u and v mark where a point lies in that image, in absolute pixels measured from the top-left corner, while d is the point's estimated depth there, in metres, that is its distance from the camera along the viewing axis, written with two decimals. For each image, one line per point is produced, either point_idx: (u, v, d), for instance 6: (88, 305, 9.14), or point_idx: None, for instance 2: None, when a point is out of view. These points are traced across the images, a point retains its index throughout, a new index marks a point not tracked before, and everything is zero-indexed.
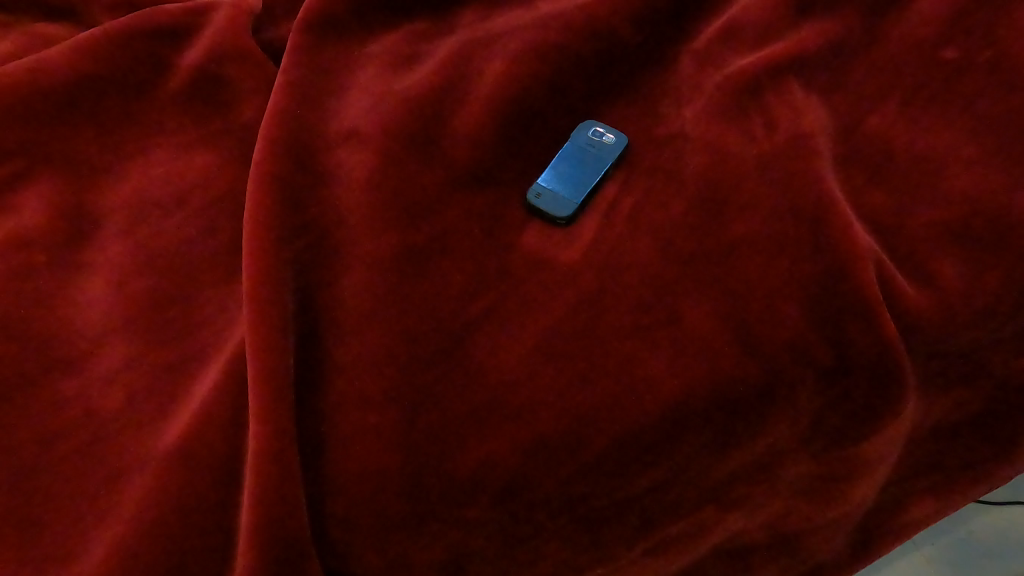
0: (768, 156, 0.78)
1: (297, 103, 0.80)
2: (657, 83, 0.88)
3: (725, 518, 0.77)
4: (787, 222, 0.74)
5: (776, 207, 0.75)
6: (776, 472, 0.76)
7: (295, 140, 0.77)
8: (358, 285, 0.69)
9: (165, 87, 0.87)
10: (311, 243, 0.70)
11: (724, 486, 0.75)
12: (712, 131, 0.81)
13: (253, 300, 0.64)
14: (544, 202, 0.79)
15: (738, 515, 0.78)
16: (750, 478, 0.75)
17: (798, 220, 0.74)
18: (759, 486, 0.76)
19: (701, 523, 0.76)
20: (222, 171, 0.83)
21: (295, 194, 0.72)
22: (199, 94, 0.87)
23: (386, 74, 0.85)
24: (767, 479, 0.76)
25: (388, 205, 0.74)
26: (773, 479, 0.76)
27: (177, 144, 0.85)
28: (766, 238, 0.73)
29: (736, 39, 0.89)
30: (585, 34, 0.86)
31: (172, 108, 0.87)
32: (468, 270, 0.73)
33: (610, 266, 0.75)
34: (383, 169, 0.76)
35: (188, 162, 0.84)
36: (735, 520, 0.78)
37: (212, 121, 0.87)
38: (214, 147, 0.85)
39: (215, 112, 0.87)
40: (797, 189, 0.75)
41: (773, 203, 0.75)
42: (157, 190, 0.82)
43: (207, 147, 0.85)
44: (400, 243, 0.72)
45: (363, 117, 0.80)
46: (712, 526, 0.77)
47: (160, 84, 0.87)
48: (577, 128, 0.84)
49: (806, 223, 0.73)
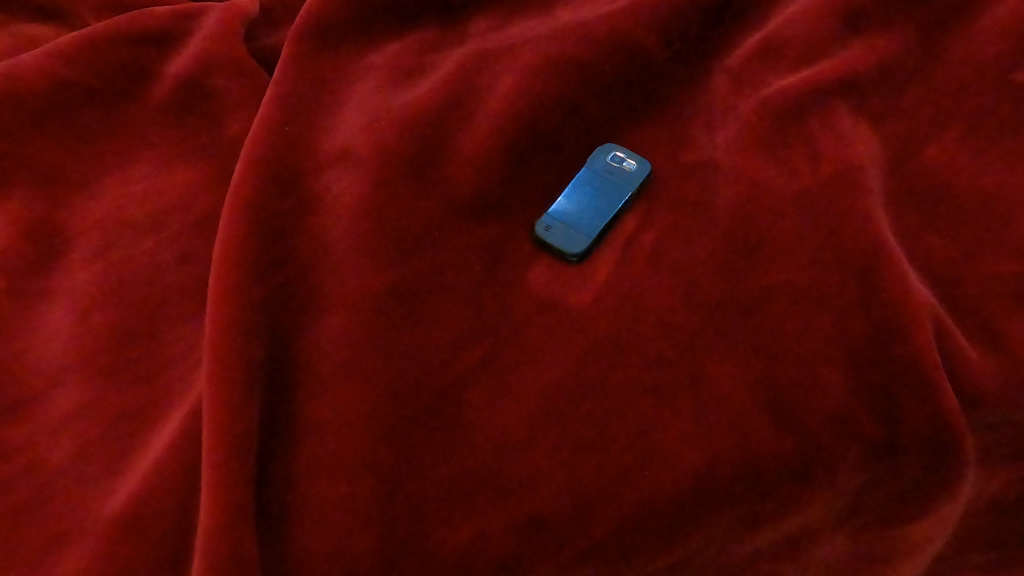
0: (809, 192, 0.69)
1: (286, 119, 0.73)
2: (686, 104, 0.80)
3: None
4: (829, 270, 0.65)
5: (818, 252, 0.66)
6: (806, 550, 0.66)
7: (280, 160, 0.70)
8: (339, 330, 0.62)
9: (149, 97, 0.80)
10: (289, 280, 0.63)
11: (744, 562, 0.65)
12: (746, 162, 0.73)
13: (218, 348, 0.57)
14: (556, 235, 0.70)
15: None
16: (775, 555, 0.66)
17: (843, 269, 0.65)
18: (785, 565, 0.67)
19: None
20: (206, 191, 0.76)
21: (274, 223, 0.65)
22: (185, 105, 0.80)
23: (387, 88, 0.78)
24: (794, 556, 0.66)
25: (379, 238, 0.67)
26: (801, 556, 0.67)
27: (159, 159, 0.78)
28: (806, 287, 0.64)
29: (778, 56, 0.80)
30: (608, 47, 0.77)
31: (156, 119, 0.80)
32: (465, 313, 0.65)
33: (627, 312, 0.66)
34: (375, 197, 0.68)
35: (169, 179, 0.77)
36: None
37: (197, 135, 0.80)
38: (198, 163, 0.78)
39: (201, 125, 0.80)
40: (842, 232, 0.66)
41: (814, 247, 0.66)
42: (133, 210, 0.75)
43: (191, 163, 0.78)
44: (389, 282, 0.64)
45: (357, 137, 0.73)
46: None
47: (144, 93, 0.80)
48: (594, 152, 0.75)
49: (852, 273, 0.64)
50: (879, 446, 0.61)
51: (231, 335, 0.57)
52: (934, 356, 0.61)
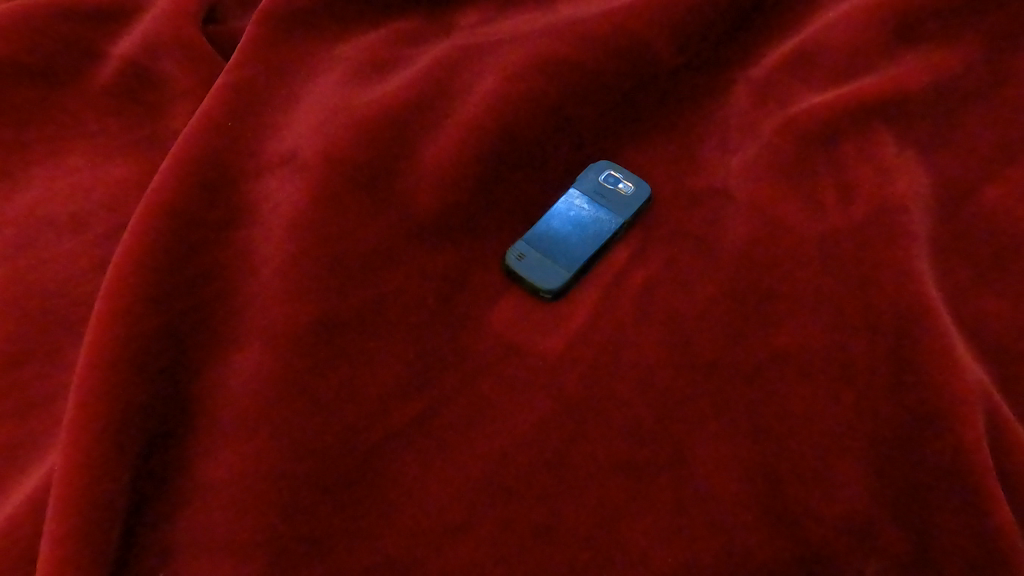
0: (839, 234, 0.57)
1: (228, 112, 0.63)
2: (698, 119, 0.68)
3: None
4: (857, 335, 0.52)
5: (843, 311, 0.54)
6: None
7: (212, 160, 0.59)
8: (251, 370, 0.51)
9: (90, 80, 0.71)
10: (197, 307, 0.53)
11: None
12: (764, 192, 0.61)
13: (95, 388, 0.47)
14: (529, 266, 0.59)
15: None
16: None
17: (875, 334, 0.52)
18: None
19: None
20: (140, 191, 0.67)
21: (190, 237, 0.55)
22: (129, 93, 0.71)
23: (353, 84, 0.67)
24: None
25: (316, 259, 0.56)
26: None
27: (94, 151, 0.69)
28: (824, 354, 0.52)
29: (810, 71, 0.68)
30: (611, 50, 0.66)
31: (95, 106, 0.71)
32: (409, 356, 0.54)
33: (605, 367, 0.55)
34: (316, 211, 0.58)
35: (101, 175, 0.68)
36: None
37: (140, 126, 0.71)
38: (136, 158, 0.69)
39: (145, 116, 0.71)
40: (877, 285, 0.54)
41: (838, 303, 0.54)
42: (56, 208, 0.66)
43: (128, 157, 0.69)
44: (319, 315, 0.54)
45: (308, 138, 0.63)
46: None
47: (85, 75, 0.71)
48: (586, 170, 0.64)
49: (884, 338, 0.52)
50: (904, 565, 0.48)
51: (114, 373, 0.48)
52: (986, 458, 0.48)
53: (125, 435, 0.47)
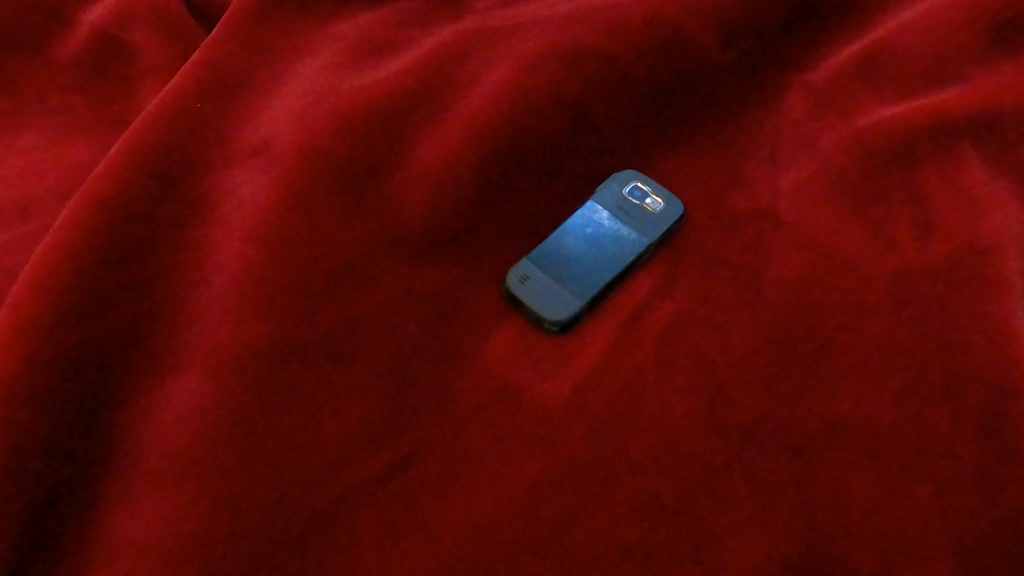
0: (910, 279, 0.47)
1: (196, 93, 0.54)
2: (744, 127, 0.58)
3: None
4: (930, 408, 0.43)
5: (914, 376, 0.44)
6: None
7: (169, 147, 0.51)
8: (185, 403, 0.43)
9: (53, 48, 0.63)
10: (128, 323, 0.45)
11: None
12: (820, 223, 0.51)
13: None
14: (533, 290, 0.50)
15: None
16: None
17: (952, 410, 0.42)
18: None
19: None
20: (89, 171, 0.57)
21: (129, 237, 0.47)
22: (95, 65, 0.63)
23: (345, 65, 0.58)
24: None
25: (277, 272, 0.47)
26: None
27: (48, 127, 0.61)
28: (885, 429, 0.42)
29: (880, 79, 0.58)
30: (645, 43, 0.56)
31: (56, 78, 0.62)
32: (379, 396, 0.45)
33: (616, 423, 0.45)
34: (285, 214, 0.49)
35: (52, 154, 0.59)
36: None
37: (104, 103, 0.62)
38: (95, 138, 0.61)
39: (112, 93, 0.63)
40: (956, 347, 0.44)
41: (907, 365, 0.44)
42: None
43: (87, 136, 0.61)
44: (275, 338, 0.45)
45: (284, 127, 0.54)
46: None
47: (48, 42, 0.63)
48: (608, 180, 0.55)
49: (967, 413, 0.42)
50: None
51: (15, 400, 0.40)
52: None
53: (23, 476, 0.40)
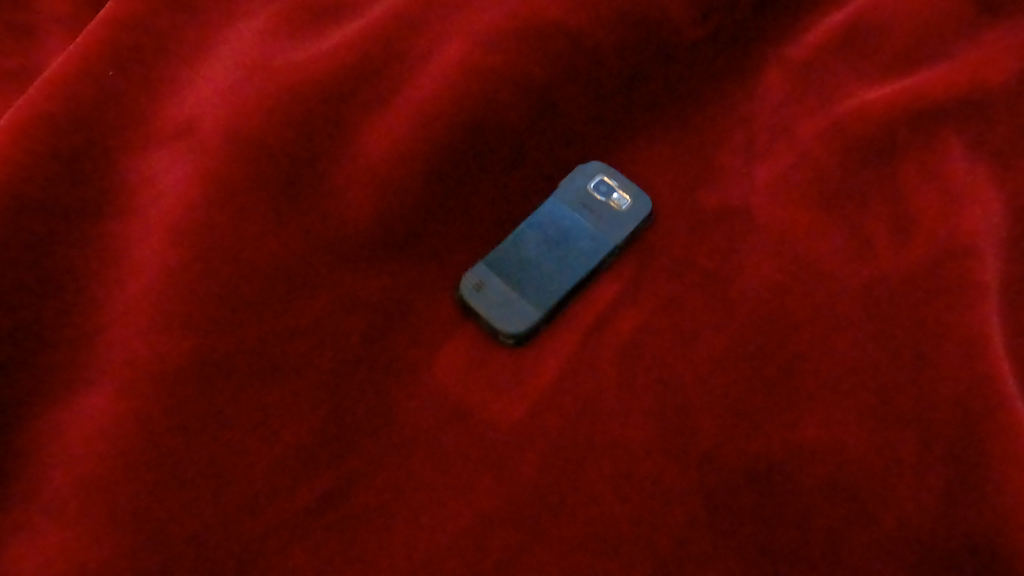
0: (885, 292, 0.44)
1: (105, 60, 0.47)
2: (722, 101, 0.52)
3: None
4: (897, 436, 0.41)
5: (883, 403, 0.41)
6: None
7: (71, 125, 0.44)
8: (92, 430, 0.38)
9: None
10: (21, 339, 0.39)
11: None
12: (794, 225, 0.47)
13: None
14: (489, 299, 0.46)
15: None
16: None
17: (920, 439, 0.40)
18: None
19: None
20: None
21: (21, 237, 0.41)
22: None
23: (282, 33, 0.51)
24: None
25: (201, 280, 0.42)
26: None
27: None
28: (851, 458, 0.40)
29: (876, 42, 0.52)
30: (614, 18, 0.51)
31: None
32: (317, 419, 0.42)
33: (570, 448, 0.42)
34: (212, 212, 0.44)
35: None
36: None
37: None
38: None
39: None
40: (928, 370, 0.42)
41: (876, 389, 0.42)
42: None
43: None
44: (198, 355, 0.41)
45: (211, 107, 0.47)
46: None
47: None
48: (573, 172, 0.50)
49: (938, 439, 0.40)
50: None
51: None
52: None
53: None
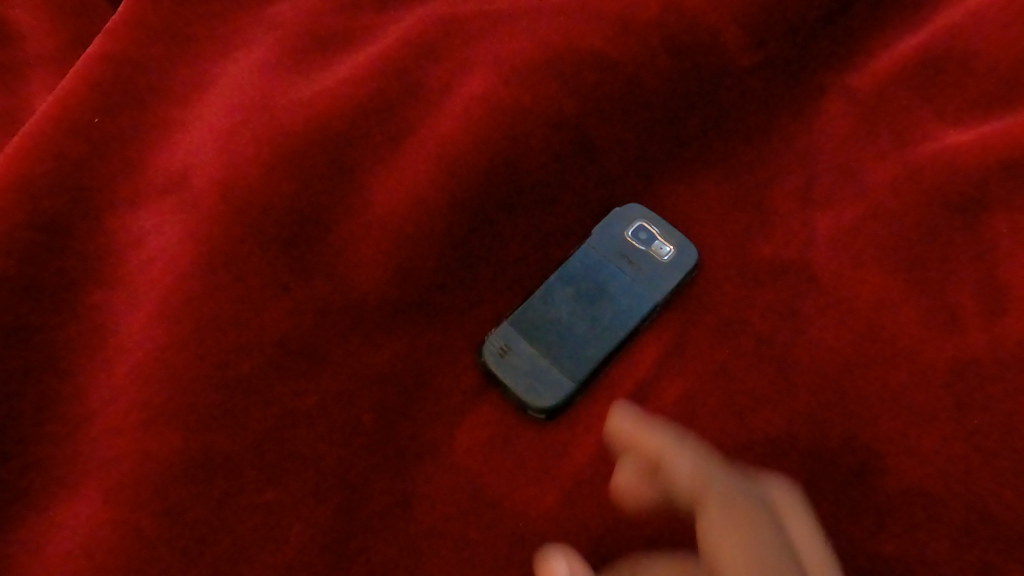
0: (968, 375, 0.39)
1: (86, 104, 0.41)
2: (781, 141, 0.47)
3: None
4: (986, 547, 0.36)
5: (969, 507, 0.37)
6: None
7: (52, 182, 0.39)
8: (78, 537, 0.35)
9: None
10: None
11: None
12: (864, 289, 0.42)
13: None
14: (517, 367, 0.41)
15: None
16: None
17: (1018, 556, 0.35)
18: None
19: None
20: None
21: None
22: None
23: (283, 64, 0.45)
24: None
25: (192, 360, 0.38)
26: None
27: None
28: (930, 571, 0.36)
29: (961, 78, 0.45)
30: (659, 48, 0.45)
31: None
32: (324, 517, 0.37)
33: (608, 550, 0.37)
34: (206, 278, 0.39)
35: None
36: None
37: None
38: None
39: None
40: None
41: (961, 490, 0.37)
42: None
43: None
44: (192, 449, 0.36)
45: (204, 155, 0.42)
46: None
47: None
48: (608, 217, 0.45)
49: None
50: None
51: None
52: None
53: None
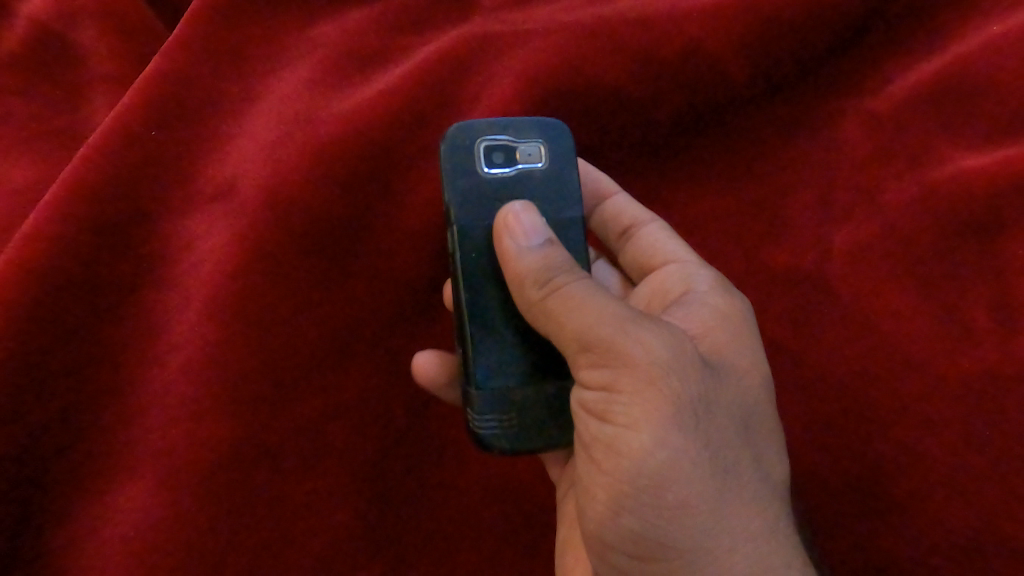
0: (975, 384, 0.41)
1: (146, 119, 0.45)
2: (803, 155, 0.48)
3: (610, 395, 0.31)
4: (990, 555, 0.38)
5: (964, 505, 0.39)
6: (600, 550, 0.34)
7: (117, 188, 0.43)
8: (134, 515, 0.37)
9: None
10: (57, 422, 0.38)
11: (593, 402, 0.32)
12: (876, 299, 0.44)
13: None
14: (488, 358, 0.37)
15: (678, 474, 0.31)
16: (613, 499, 0.32)
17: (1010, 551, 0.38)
18: (687, 529, 0.31)
19: (596, 338, 0.31)
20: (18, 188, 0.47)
21: (60, 313, 0.39)
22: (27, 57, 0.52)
23: (327, 79, 0.49)
24: (617, 559, 0.34)
25: (237, 354, 0.40)
26: (620, 550, 0.33)
27: None
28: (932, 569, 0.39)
29: (980, 101, 0.47)
30: (685, 71, 0.47)
31: None
32: (360, 503, 0.40)
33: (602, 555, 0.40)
34: (252, 278, 0.42)
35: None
36: (657, 447, 0.31)
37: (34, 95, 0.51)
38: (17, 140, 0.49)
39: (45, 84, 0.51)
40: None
41: (963, 495, 0.39)
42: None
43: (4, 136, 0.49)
44: (237, 436, 0.39)
45: (252, 164, 0.45)
46: (603, 352, 0.31)
47: None
48: (449, 151, 0.39)
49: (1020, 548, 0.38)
50: None
51: None
52: None
53: None
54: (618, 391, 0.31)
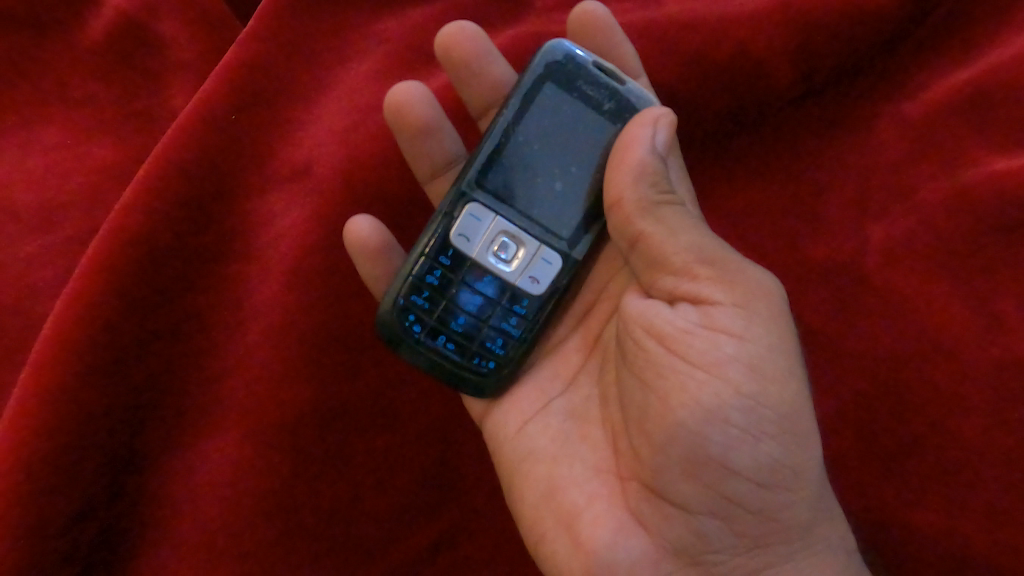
0: (996, 369, 0.44)
1: (228, 103, 0.47)
2: (841, 152, 0.51)
3: (746, 315, 0.37)
4: (999, 524, 0.42)
5: (977, 477, 0.43)
6: (709, 479, 0.36)
7: (203, 168, 0.46)
8: (225, 465, 0.41)
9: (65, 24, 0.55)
10: (155, 382, 0.42)
11: (721, 321, 0.37)
12: (906, 289, 0.47)
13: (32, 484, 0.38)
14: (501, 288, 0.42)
15: (800, 398, 0.37)
16: (753, 422, 0.36)
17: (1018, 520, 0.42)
18: (807, 457, 0.37)
19: (726, 260, 0.38)
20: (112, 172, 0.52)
21: (154, 283, 0.43)
22: (108, 46, 0.55)
23: (392, 69, 0.52)
24: (736, 489, 0.36)
25: (315, 321, 0.44)
26: (740, 477, 0.36)
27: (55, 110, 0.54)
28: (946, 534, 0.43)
29: (1010, 104, 0.49)
30: (731, 72, 0.50)
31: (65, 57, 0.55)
32: (427, 462, 0.43)
33: None
34: (329, 252, 0.45)
35: (69, 150, 0.52)
36: (790, 372, 0.37)
37: (119, 83, 0.54)
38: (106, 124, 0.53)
39: (127, 73, 0.55)
40: None
41: (977, 468, 0.43)
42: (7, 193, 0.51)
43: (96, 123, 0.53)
44: (317, 396, 0.42)
45: (325, 147, 0.48)
46: (731, 275, 0.37)
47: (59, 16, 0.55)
48: None
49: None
50: None
51: (57, 468, 0.39)
52: None
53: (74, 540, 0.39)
54: (754, 314, 0.37)
